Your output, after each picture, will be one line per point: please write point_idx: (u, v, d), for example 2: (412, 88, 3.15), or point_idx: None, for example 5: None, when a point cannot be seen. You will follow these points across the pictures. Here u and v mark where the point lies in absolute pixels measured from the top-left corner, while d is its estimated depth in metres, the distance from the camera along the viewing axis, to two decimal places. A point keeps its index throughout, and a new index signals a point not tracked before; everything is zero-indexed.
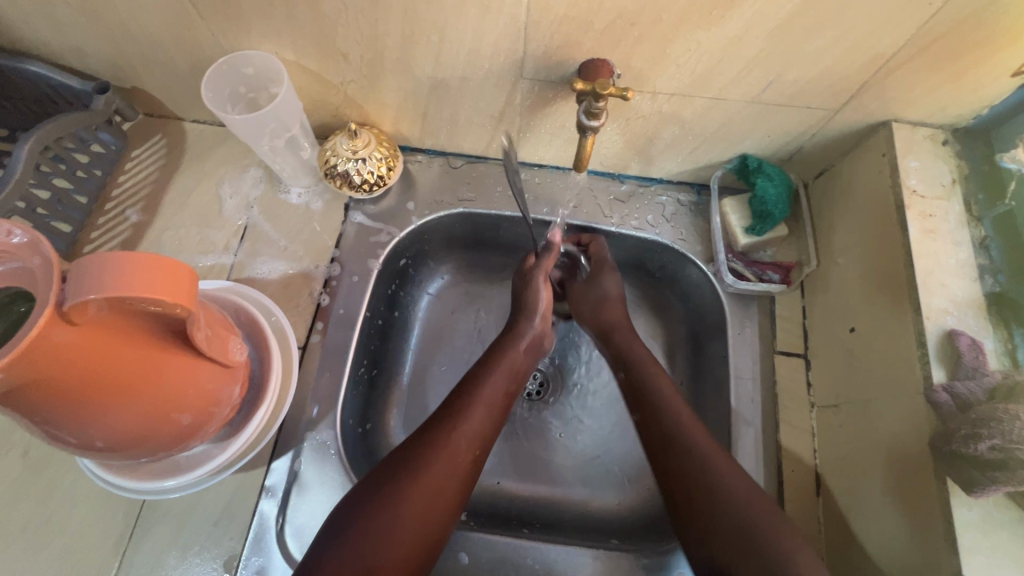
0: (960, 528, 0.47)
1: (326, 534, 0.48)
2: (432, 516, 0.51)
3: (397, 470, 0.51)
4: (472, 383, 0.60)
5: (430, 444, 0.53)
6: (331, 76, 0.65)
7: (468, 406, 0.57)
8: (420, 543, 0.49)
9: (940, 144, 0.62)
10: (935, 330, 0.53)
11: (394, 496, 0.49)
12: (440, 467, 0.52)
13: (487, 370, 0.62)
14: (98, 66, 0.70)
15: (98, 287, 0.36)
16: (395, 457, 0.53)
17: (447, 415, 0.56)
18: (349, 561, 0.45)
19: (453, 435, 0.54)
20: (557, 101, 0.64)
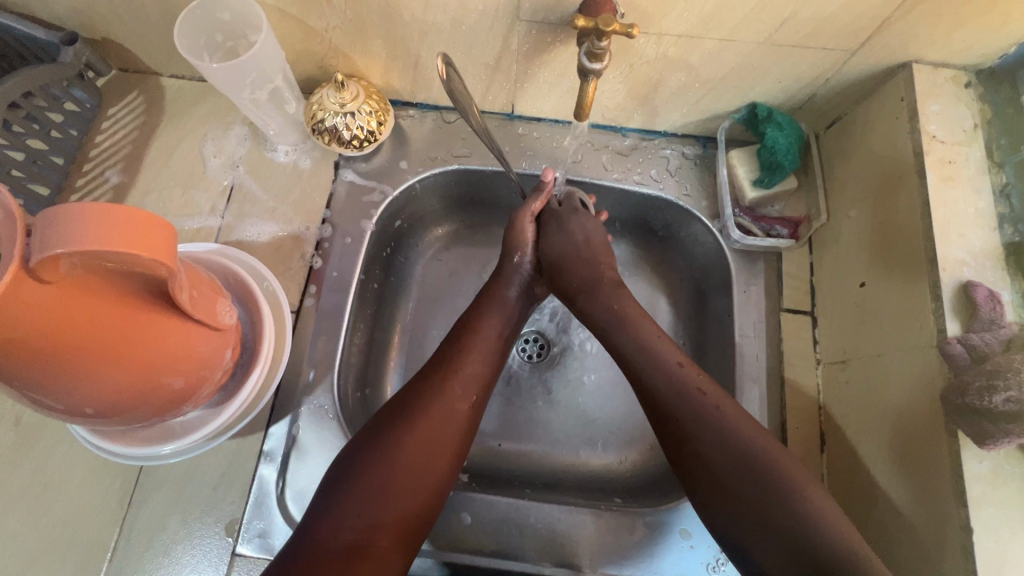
0: (969, 480, 0.46)
1: (329, 486, 0.48)
2: (435, 462, 0.50)
3: (395, 420, 0.50)
4: (464, 331, 0.59)
5: (425, 393, 0.52)
6: (314, 22, 0.61)
7: (460, 354, 0.56)
8: (426, 490, 0.49)
9: (962, 87, 0.58)
10: (951, 282, 0.51)
11: (395, 444, 0.49)
12: (437, 414, 0.51)
13: (478, 318, 0.60)
14: (65, 15, 0.65)
15: (66, 241, 0.33)
16: (392, 407, 0.52)
17: (440, 364, 0.55)
18: (355, 513, 0.45)
19: (447, 384, 0.53)
20: (557, 46, 0.60)
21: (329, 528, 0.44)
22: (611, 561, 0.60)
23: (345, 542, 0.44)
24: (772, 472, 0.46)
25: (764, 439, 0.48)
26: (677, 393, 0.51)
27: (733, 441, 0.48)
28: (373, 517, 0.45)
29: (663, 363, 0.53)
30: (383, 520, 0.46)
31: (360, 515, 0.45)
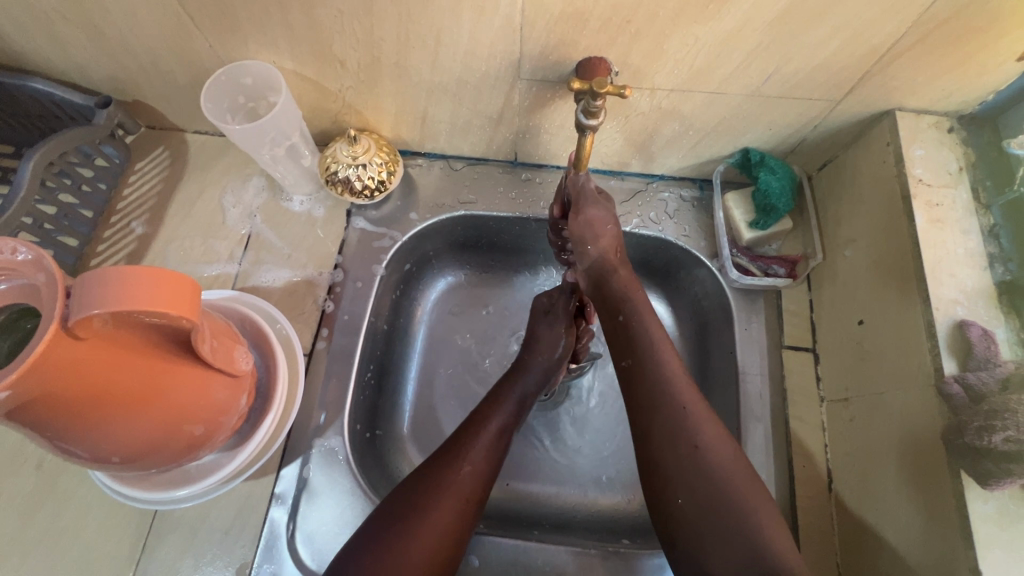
0: (975, 520, 0.46)
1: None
2: (439, 554, 0.50)
3: (407, 507, 0.52)
4: (477, 421, 0.60)
5: (436, 485, 0.53)
6: (329, 83, 0.65)
7: (473, 440, 0.58)
8: None
9: (945, 132, 0.61)
10: (946, 321, 0.52)
11: (406, 533, 0.50)
12: (446, 504, 0.52)
13: (493, 408, 0.61)
14: (100, 82, 0.70)
15: (102, 301, 0.36)
16: (404, 493, 0.53)
17: (453, 448, 0.57)
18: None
19: (458, 477, 0.54)
20: (556, 101, 0.64)
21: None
22: None
23: None
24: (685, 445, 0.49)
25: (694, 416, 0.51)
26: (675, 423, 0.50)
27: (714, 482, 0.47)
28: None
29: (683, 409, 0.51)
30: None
31: None
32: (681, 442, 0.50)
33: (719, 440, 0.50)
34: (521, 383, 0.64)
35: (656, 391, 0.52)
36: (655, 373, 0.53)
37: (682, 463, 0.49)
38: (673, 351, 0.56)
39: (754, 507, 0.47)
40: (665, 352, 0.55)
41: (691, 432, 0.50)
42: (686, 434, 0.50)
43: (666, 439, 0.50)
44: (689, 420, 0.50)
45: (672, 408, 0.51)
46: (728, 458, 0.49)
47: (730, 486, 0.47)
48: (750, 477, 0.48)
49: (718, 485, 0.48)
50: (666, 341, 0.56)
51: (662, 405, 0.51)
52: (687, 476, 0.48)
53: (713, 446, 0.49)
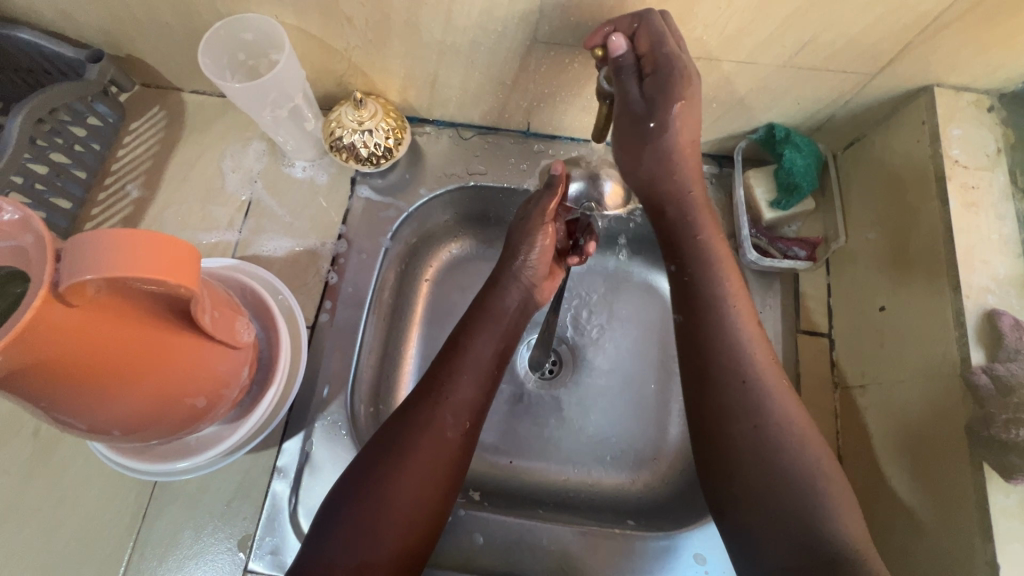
0: (995, 513, 0.45)
1: (323, 519, 0.49)
2: (428, 495, 0.50)
3: (385, 455, 0.50)
4: (454, 350, 0.57)
5: (414, 424, 0.52)
6: (335, 42, 0.62)
7: (452, 376, 0.55)
8: (416, 525, 0.49)
9: (985, 110, 0.58)
10: (975, 310, 0.51)
11: (383, 480, 0.49)
12: (426, 447, 0.51)
13: (468, 338, 0.58)
14: (92, 34, 0.66)
15: (95, 266, 0.34)
16: (382, 439, 0.52)
17: (429, 389, 0.54)
18: (346, 555, 0.46)
19: (436, 411, 0.53)
20: (575, 66, 0.61)
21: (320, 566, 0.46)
22: None
23: None
24: (754, 412, 0.51)
25: (755, 388, 0.51)
26: (738, 406, 0.51)
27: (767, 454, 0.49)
28: (361, 556, 0.46)
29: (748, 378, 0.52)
30: (373, 559, 0.47)
31: (350, 555, 0.46)
32: (745, 417, 0.51)
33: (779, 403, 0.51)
34: (495, 312, 0.60)
35: (717, 357, 0.53)
36: (721, 342, 0.54)
37: (745, 448, 0.50)
38: (744, 308, 0.55)
39: (819, 493, 0.47)
40: (737, 322, 0.54)
41: (766, 430, 0.50)
42: (752, 409, 0.51)
43: (730, 415, 0.51)
44: (753, 395, 0.51)
45: (735, 383, 0.52)
46: (795, 441, 0.50)
47: (797, 476, 0.48)
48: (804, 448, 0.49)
49: (774, 466, 0.49)
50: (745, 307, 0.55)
51: (733, 386, 0.52)
52: (753, 457, 0.50)
53: (781, 433, 0.50)
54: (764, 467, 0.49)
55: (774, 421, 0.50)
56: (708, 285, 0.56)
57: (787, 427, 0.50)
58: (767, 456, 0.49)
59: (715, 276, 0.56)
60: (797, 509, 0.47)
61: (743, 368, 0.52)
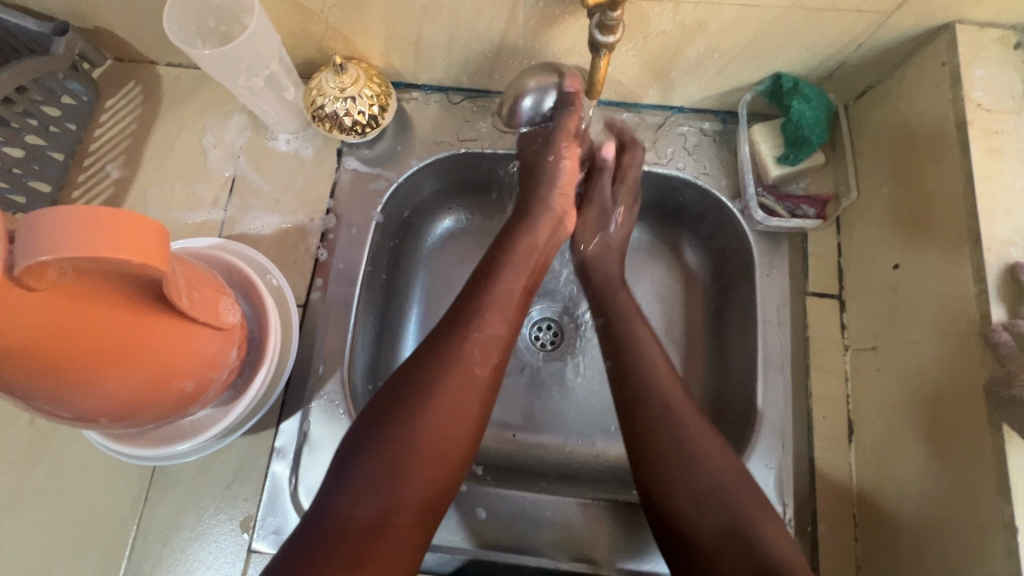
0: (1014, 476, 0.43)
1: (343, 461, 0.46)
2: (459, 431, 0.48)
3: (411, 391, 0.48)
4: (481, 283, 0.55)
5: (440, 360, 0.49)
6: (309, 2, 0.58)
7: (480, 310, 0.52)
8: (446, 464, 0.47)
9: (1011, 48, 0.53)
10: (997, 264, 0.48)
11: (411, 418, 0.46)
12: (457, 381, 0.49)
13: (495, 271, 0.56)
14: (55, 5, 0.63)
15: (51, 247, 0.32)
16: (406, 374, 0.49)
17: (457, 323, 0.52)
18: (374, 496, 0.44)
19: (466, 345, 0.50)
20: (566, 18, 0.56)
21: (345, 508, 0.44)
22: (629, 555, 0.59)
23: (362, 523, 0.43)
24: (672, 423, 0.50)
25: (666, 395, 0.52)
26: (666, 416, 0.51)
27: (695, 468, 0.48)
28: (390, 498, 0.44)
29: (659, 404, 0.52)
30: (402, 500, 0.45)
31: (376, 497, 0.44)
32: (668, 433, 0.50)
33: (697, 424, 0.51)
34: (523, 246, 0.59)
35: (643, 391, 0.53)
36: (633, 365, 0.55)
37: (670, 451, 0.49)
38: (654, 343, 0.57)
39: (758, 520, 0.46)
40: (658, 364, 0.55)
41: (692, 456, 0.49)
42: (675, 428, 0.50)
43: (662, 426, 0.50)
44: (674, 415, 0.51)
45: (657, 405, 0.52)
46: (719, 463, 0.49)
47: (727, 486, 0.47)
48: (729, 466, 0.49)
49: (717, 493, 0.47)
50: (657, 352, 0.56)
51: (651, 402, 0.52)
52: (682, 474, 0.48)
53: (698, 436, 0.50)
54: (702, 496, 0.47)
55: (691, 426, 0.50)
56: (629, 343, 0.57)
57: (711, 451, 0.49)
58: (700, 472, 0.48)
59: (636, 334, 0.58)
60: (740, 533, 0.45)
61: (654, 378, 0.53)
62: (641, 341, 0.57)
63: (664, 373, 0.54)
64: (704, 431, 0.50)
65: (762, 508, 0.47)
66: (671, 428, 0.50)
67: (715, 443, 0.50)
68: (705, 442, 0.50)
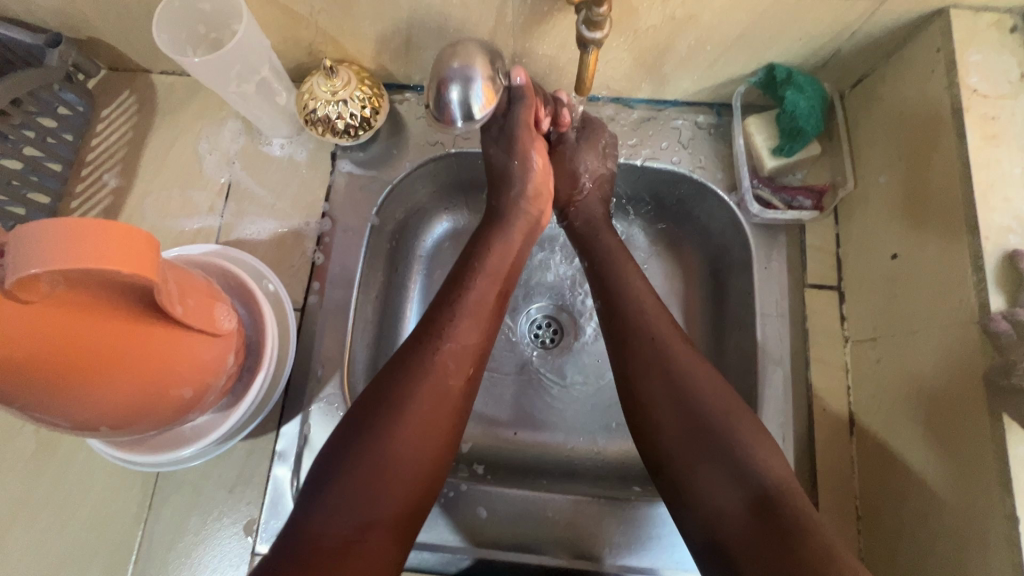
0: (1015, 467, 0.43)
1: (318, 476, 0.46)
2: (432, 445, 0.49)
3: (382, 409, 0.48)
4: (453, 291, 0.55)
5: (413, 373, 0.50)
6: (298, 6, 0.58)
7: (453, 320, 0.53)
8: (420, 477, 0.48)
9: (1007, 32, 0.52)
10: (995, 253, 0.47)
11: (385, 432, 0.47)
12: (430, 394, 0.49)
13: (468, 277, 0.56)
14: (47, 17, 0.63)
15: (41, 259, 0.32)
16: (377, 390, 0.49)
17: (429, 334, 0.52)
18: (349, 512, 0.44)
19: (439, 356, 0.51)
20: (555, 15, 0.56)
21: (318, 526, 0.44)
22: (631, 551, 0.59)
23: (336, 539, 0.43)
24: (660, 356, 0.52)
25: (654, 330, 0.54)
26: (653, 350, 0.52)
27: (685, 397, 0.49)
28: (364, 513, 0.44)
29: (650, 336, 0.53)
30: (375, 517, 0.45)
31: (350, 512, 0.44)
32: (654, 367, 0.51)
33: (686, 356, 0.52)
34: (496, 249, 0.59)
35: (631, 323, 0.54)
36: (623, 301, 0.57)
37: (659, 389, 0.50)
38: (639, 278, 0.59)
39: (745, 435, 0.46)
40: (643, 296, 0.56)
41: (680, 378, 0.50)
42: (663, 360, 0.51)
43: (646, 363, 0.52)
44: (659, 348, 0.52)
45: (646, 338, 0.53)
46: (706, 384, 0.50)
47: (713, 411, 0.48)
48: (719, 392, 0.49)
49: (702, 415, 0.48)
50: (643, 288, 0.57)
51: (640, 334, 0.54)
52: (670, 403, 0.49)
53: (690, 368, 0.51)
54: (695, 417, 0.48)
55: (680, 354, 0.52)
56: (617, 277, 0.58)
57: (701, 381, 0.50)
58: (689, 398, 0.49)
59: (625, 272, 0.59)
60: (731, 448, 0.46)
61: (643, 311, 0.55)
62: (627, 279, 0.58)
63: (651, 304, 0.56)
64: (696, 367, 0.51)
65: (755, 429, 0.47)
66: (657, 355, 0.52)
67: (707, 371, 0.51)
68: (695, 370, 0.51)
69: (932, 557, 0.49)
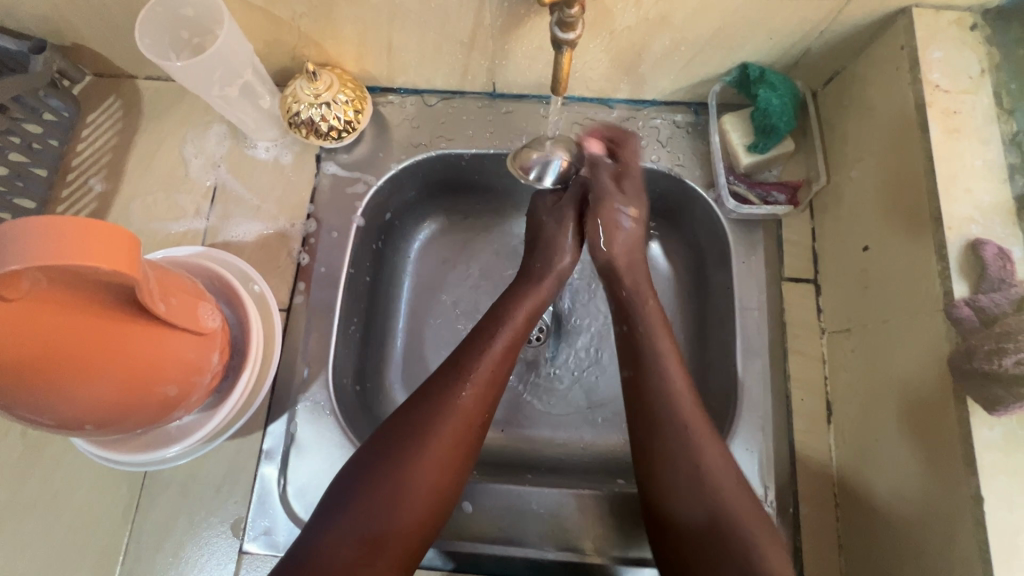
0: (979, 449, 0.44)
1: (333, 499, 0.47)
2: (446, 478, 0.49)
3: (406, 436, 0.49)
4: (483, 337, 0.56)
5: (437, 408, 0.51)
6: (280, 11, 0.59)
7: (479, 366, 0.54)
8: (431, 508, 0.48)
9: (968, 30, 0.54)
10: (958, 242, 0.49)
11: (405, 462, 0.48)
12: (451, 430, 0.50)
13: (497, 325, 0.58)
14: (32, 23, 0.64)
15: (21, 256, 0.33)
16: (401, 418, 0.51)
17: (455, 371, 0.53)
18: (360, 530, 0.45)
19: (466, 395, 0.52)
20: (531, 17, 0.57)
21: (330, 543, 0.44)
22: (615, 544, 0.60)
23: (344, 559, 0.44)
24: (686, 442, 0.50)
25: (688, 411, 0.52)
26: (678, 429, 0.51)
27: (706, 490, 0.48)
28: (374, 537, 0.45)
29: (679, 414, 0.52)
30: (388, 538, 0.46)
31: (361, 535, 0.45)
32: (682, 461, 0.50)
33: (713, 447, 0.50)
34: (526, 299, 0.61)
35: (657, 411, 0.52)
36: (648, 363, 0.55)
37: (680, 477, 0.49)
38: (671, 344, 0.57)
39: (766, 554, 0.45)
40: (676, 373, 0.55)
41: (702, 466, 0.49)
42: (690, 452, 0.50)
43: (676, 450, 0.50)
44: (690, 440, 0.50)
45: (670, 418, 0.52)
46: (727, 483, 0.48)
47: (730, 507, 0.47)
48: (736, 491, 0.48)
49: (718, 512, 0.47)
50: (670, 351, 0.57)
51: (666, 410, 0.52)
52: (693, 494, 0.48)
53: (712, 459, 0.49)
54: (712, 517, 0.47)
55: (708, 447, 0.50)
56: (648, 347, 0.57)
57: (721, 471, 0.49)
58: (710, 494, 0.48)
59: (654, 343, 0.57)
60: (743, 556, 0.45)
61: (676, 391, 0.53)
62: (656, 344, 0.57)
63: (679, 371, 0.55)
64: (720, 453, 0.50)
65: (771, 537, 0.46)
66: (686, 439, 0.50)
67: (730, 468, 0.50)
68: (718, 463, 0.49)
69: (906, 542, 0.50)
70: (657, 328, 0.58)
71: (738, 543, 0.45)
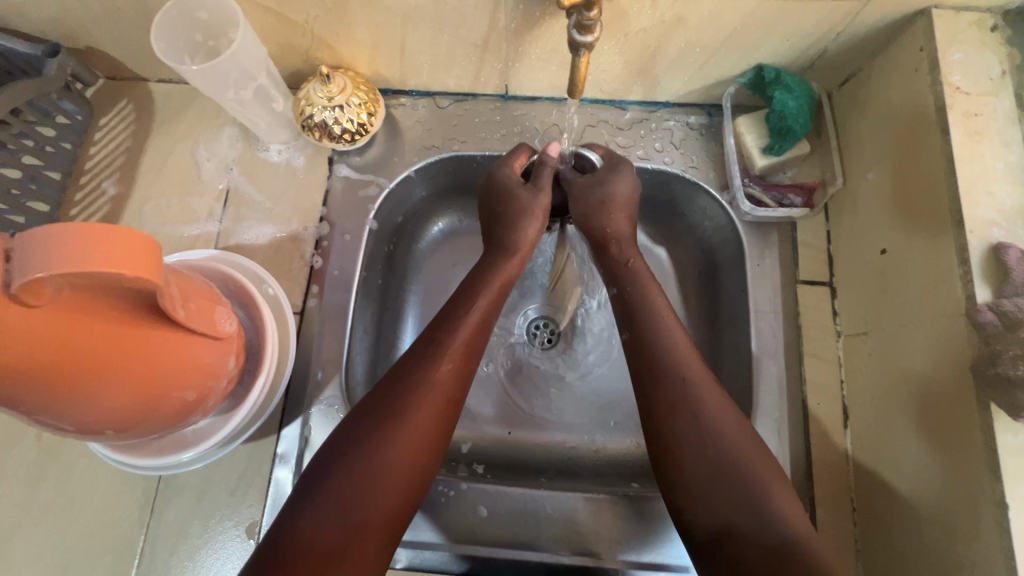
0: (1003, 454, 0.44)
1: (310, 480, 0.46)
2: (422, 456, 0.49)
3: (376, 418, 0.49)
4: (453, 314, 0.56)
5: (411, 386, 0.51)
6: (294, 14, 0.59)
7: (451, 342, 0.54)
8: (409, 485, 0.48)
9: (988, 31, 0.54)
10: (980, 245, 0.48)
11: (381, 440, 0.48)
12: (426, 408, 0.50)
13: (467, 299, 0.57)
14: (46, 27, 0.64)
15: (46, 263, 0.33)
16: (375, 401, 0.50)
17: (428, 350, 0.53)
18: (336, 514, 0.44)
19: (439, 373, 0.52)
20: (547, 20, 0.57)
21: (307, 530, 0.43)
22: (630, 548, 0.59)
23: (323, 543, 0.43)
24: (684, 394, 0.51)
25: (685, 363, 0.53)
26: (676, 387, 0.51)
27: (707, 441, 0.48)
28: (353, 520, 0.44)
29: (679, 367, 0.52)
30: (365, 520, 0.45)
31: (341, 518, 0.44)
32: (683, 410, 0.50)
33: (718, 406, 0.50)
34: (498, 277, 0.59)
35: (658, 363, 0.53)
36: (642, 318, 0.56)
37: (682, 428, 0.49)
38: (663, 298, 0.58)
39: (769, 496, 0.46)
40: (674, 335, 0.55)
41: (703, 417, 0.49)
42: (691, 401, 0.50)
43: (673, 402, 0.51)
44: (691, 389, 0.51)
45: (670, 371, 0.52)
46: (732, 434, 0.49)
47: (733, 457, 0.47)
48: (740, 442, 0.48)
49: (720, 463, 0.47)
50: (665, 307, 0.57)
51: (665, 363, 0.53)
52: (695, 448, 0.48)
53: (711, 408, 0.50)
54: (720, 472, 0.47)
55: (708, 396, 0.51)
56: (645, 311, 0.57)
57: (725, 424, 0.49)
58: (713, 445, 0.48)
59: (647, 298, 0.58)
60: (752, 505, 0.45)
61: (673, 344, 0.54)
62: (651, 298, 0.58)
63: (674, 325, 0.56)
64: (715, 404, 0.50)
65: (779, 486, 0.47)
66: (684, 388, 0.51)
67: (732, 418, 0.50)
68: (717, 413, 0.50)
69: (927, 548, 0.49)
70: (651, 283, 0.59)
71: (747, 498, 0.46)
